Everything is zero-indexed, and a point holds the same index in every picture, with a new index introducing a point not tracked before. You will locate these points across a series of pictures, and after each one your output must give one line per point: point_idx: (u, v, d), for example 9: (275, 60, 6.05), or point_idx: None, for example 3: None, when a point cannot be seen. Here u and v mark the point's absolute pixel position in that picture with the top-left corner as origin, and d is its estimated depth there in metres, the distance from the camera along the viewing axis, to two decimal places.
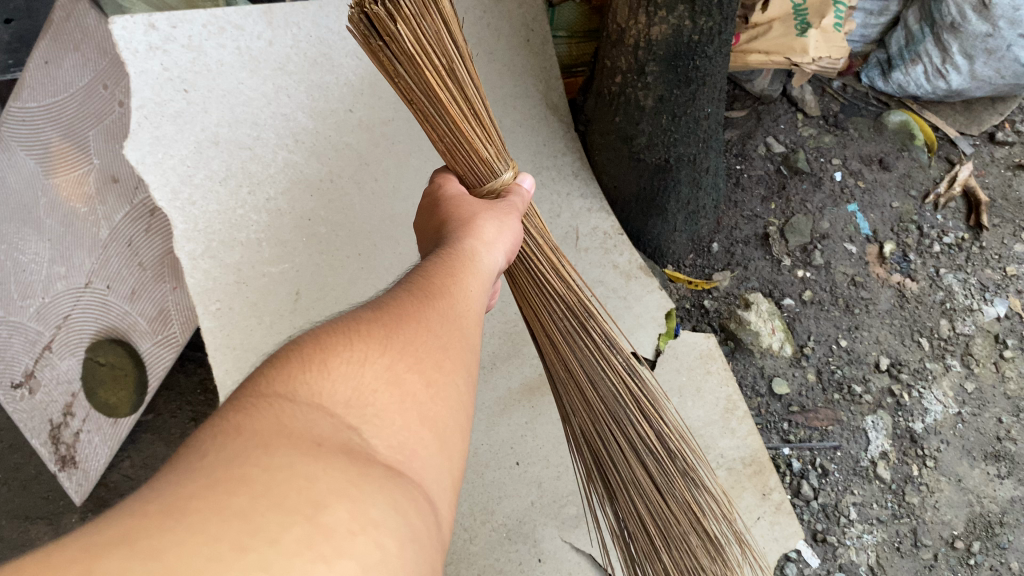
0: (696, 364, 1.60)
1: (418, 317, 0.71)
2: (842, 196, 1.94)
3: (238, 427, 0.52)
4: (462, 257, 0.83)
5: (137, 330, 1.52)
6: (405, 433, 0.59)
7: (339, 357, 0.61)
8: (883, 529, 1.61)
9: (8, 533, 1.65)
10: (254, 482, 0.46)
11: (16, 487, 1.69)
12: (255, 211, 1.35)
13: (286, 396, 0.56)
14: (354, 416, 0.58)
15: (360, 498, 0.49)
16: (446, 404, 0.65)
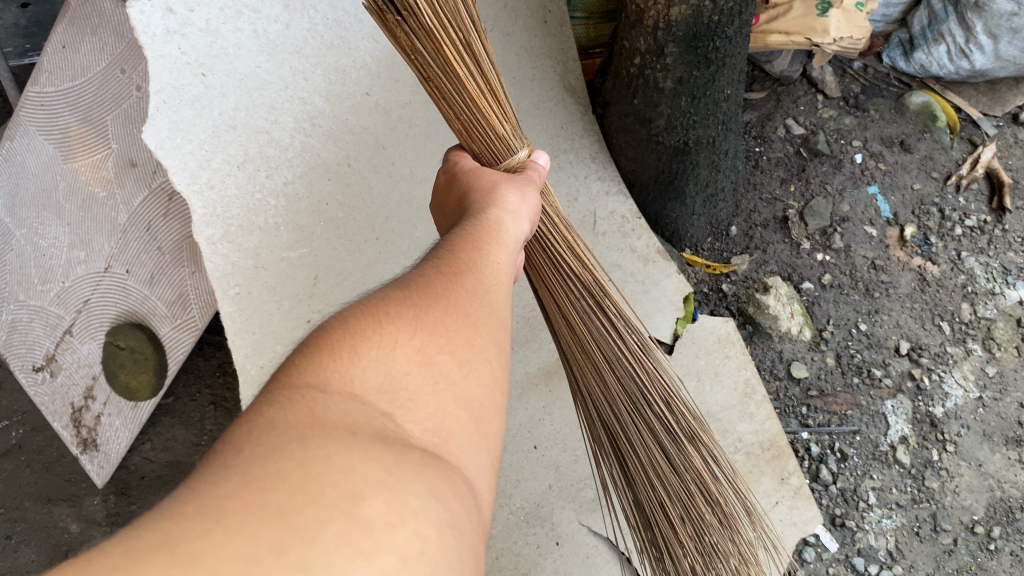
0: (714, 348, 1.59)
1: (447, 295, 0.70)
2: (863, 177, 1.92)
3: (271, 420, 0.52)
4: (485, 228, 0.82)
5: (156, 314, 1.51)
6: (440, 414, 0.59)
7: (368, 341, 0.61)
8: (903, 514, 1.61)
9: (31, 515, 1.66)
10: (292, 477, 0.46)
11: (39, 469, 1.70)
12: (272, 195, 1.34)
13: (317, 386, 0.56)
14: (388, 401, 0.57)
15: (399, 487, 0.49)
16: (480, 385, 0.64)
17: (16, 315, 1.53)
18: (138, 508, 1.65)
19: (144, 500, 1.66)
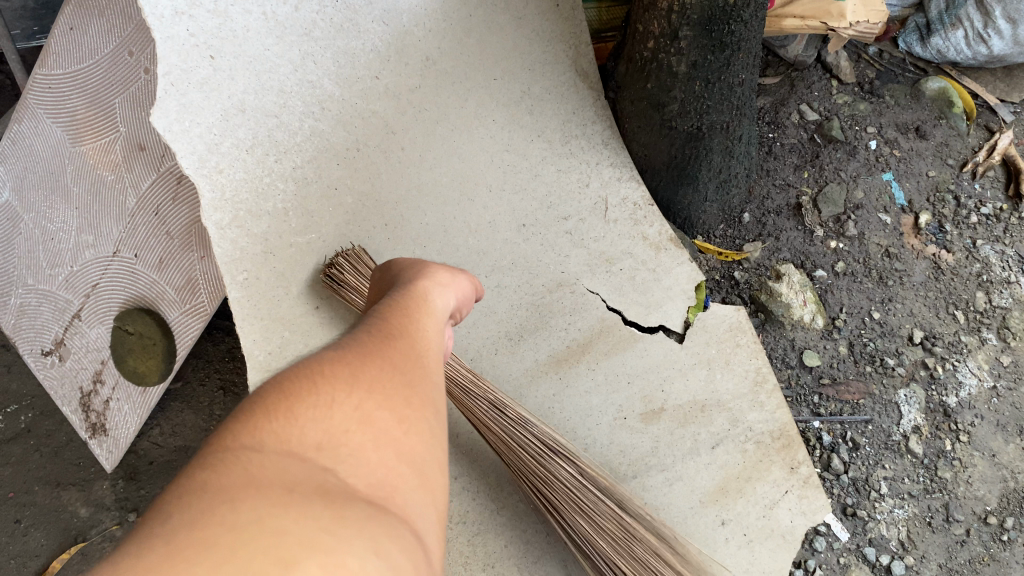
0: (726, 337, 1.57)
1: (387, 346, 0.71)
2: (877, 164, 1.89)
3: (195, 490, 0.50)
4: (418, 296, 0.84)
5: (164, 300, 1.47)
6: (380, 470, 0.59)
7: (306, 399, 0.60)
8: (915, 504, 1.62)
9: (41, 499, 1.66)
10: (217, 546, 0.45)
11: (48, 454, 1.70)
12: (281, 179, 1.33)
13: (252, 447, 0.54)
14: (327, 460, 0.57)
15: (337, 557, 0.47)
16: (423, 441, 0.64)
17: (24, 300, 1.54)
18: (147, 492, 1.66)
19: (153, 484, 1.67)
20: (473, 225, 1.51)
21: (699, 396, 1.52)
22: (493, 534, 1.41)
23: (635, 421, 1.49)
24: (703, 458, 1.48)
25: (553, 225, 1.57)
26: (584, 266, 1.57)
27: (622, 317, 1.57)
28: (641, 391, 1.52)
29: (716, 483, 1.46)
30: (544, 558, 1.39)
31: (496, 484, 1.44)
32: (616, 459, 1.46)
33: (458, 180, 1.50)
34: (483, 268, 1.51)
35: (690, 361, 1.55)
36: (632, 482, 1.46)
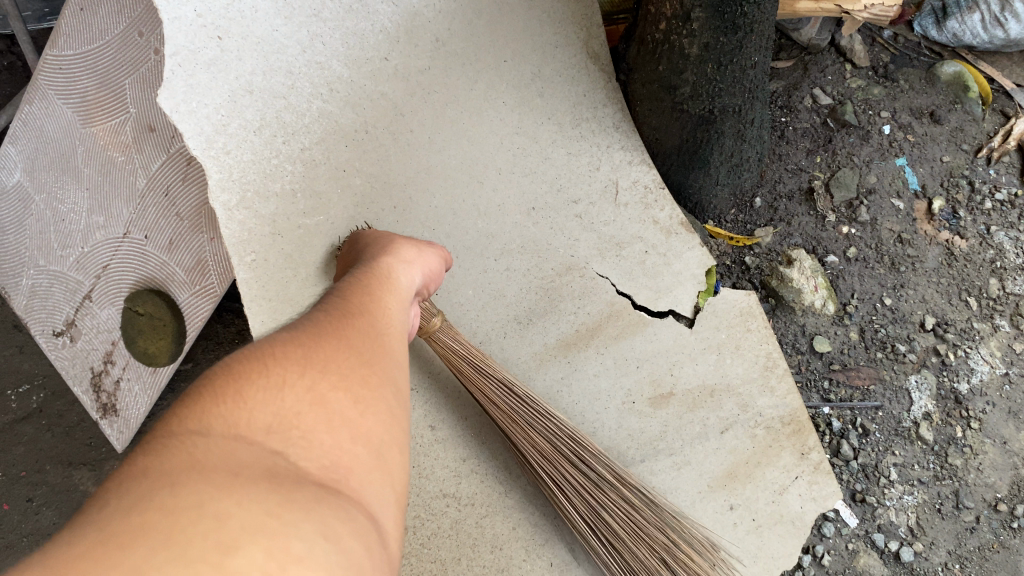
0: (736, 321, 1.56)
1: (341, 334, 0.77)
2: (891, 149, 1.87)
3: (148, 469, 0.55)
4: (378, 285, 0.92)
5: (174, 281, 1.46)
6: (333, 452, 0.64)
7: (256, 384, 0.65)
8: (924, 490, 1.62)
9: (53, 478, 1.69)
10: (156, 530, 0.49)
11: (59, 434, 1.72)
12: (289, 161, 1.33)
13: (199, 431, 0.59)
14: (277, 440, 0.62)
15: (281, 531, 0.52)
16: (373, 421, 0.70)
17: (36, 280, 1.57)
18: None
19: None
20: (482, 209, 1.50)
21: (708, 381, 1.53)
22: (501, 516, 1.41)
23: (644, 406, 1.51)
24: (711, 443, 1.50)
25: (563, 208, 1.56)
26: (594, 250, 1.56)
27: (632, 301, 1.56)
28: (650, 375, 1.52)
29: (725, 468, 1.49)
30: (551, 539, 1.40)
31: (504, 467, 1.43)
32: (624, 444, 1.49)
33: (467, 163, 1.50)
34: (491, 251, 1.51)
35: (699, 346, 1.55)
36: (640, 466, 1.48)
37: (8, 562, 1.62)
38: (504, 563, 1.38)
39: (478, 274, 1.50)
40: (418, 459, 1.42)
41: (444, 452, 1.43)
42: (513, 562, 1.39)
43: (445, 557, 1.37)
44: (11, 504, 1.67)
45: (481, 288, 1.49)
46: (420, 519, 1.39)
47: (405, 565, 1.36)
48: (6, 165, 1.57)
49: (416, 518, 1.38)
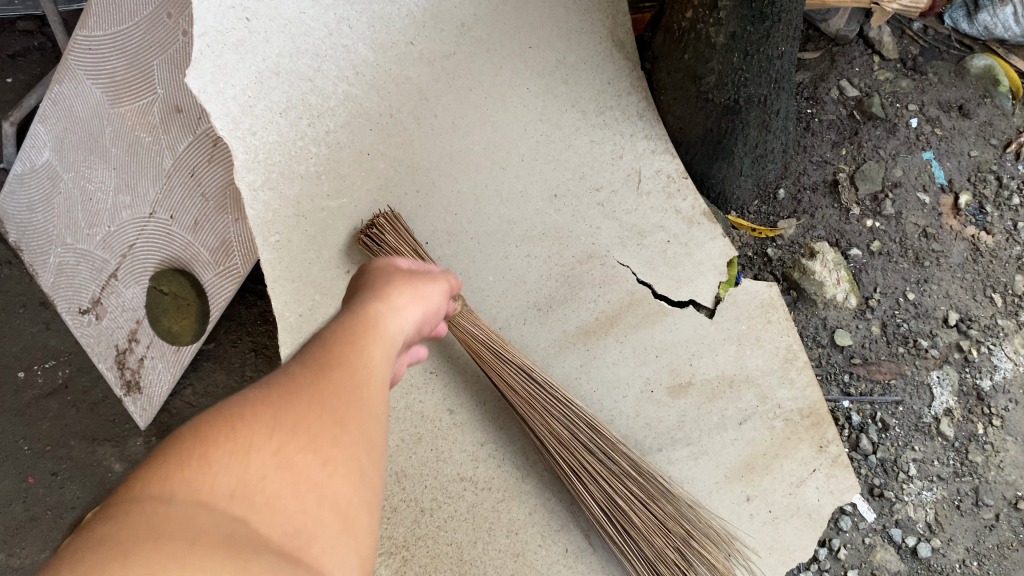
0: (756, 313, 1.55)
1: (325, 372, 0.67)
2: (918, 143, 1.85)
3: (86, 549, 0.49)
4: (366, 324, 0.76)
5: (199, 261, 1.48)
6: (293, 531, 0.56)
7: (221, 443, 0.58)
8: (944, 487, 1.61)
9: (77, 453, 1.74)
10: None
11: (84, 409, 1.76)
12: (313, 143, 1.35)
13: (158, 498, 0.53)
14: (238, 513, 0.54)
15: None
16: (349, 485, 0.61)
17: (63, 258, 1.59)
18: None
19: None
20: (504, 195, 1.50)
21: (727, 371, 1.52)
22: (518, 500, 1.41)
23: (662, 395, 1.51)
24: (730, 434, 1.51)
25: (584, 196, 1.55)
26: (615, 239, 1.56)
27: (652, 290, 1.56)
28: (669, 364, 1.52)
29: (743, 459, 1.50)
30: (568, 525, 1.41)
31: (520, 453, 1.43)
32: (642, 433, 1.50)
33: (489, 149, 1.49)
34: (513, 237, 1.50)
35: (719, 337, 1.54)
36: (658, 455, 1.49)
37: (36, 533, 1.69)
38: (519, 547, 1.40)
39: (498, 260, 1.49)
40: (437, 442, 1.40)
41: (461, 435, 1.42)
42: (529, 546, 1.40)
43: (461, 539, 1.38)
44: (36, 477, 1.73)
45: (501, 274, 1.49)
46: (437, 501, 1.39)
47: (421, 547, 1.37)
48: (36, 144, 1.60)
49: (433, 501, 1.39)
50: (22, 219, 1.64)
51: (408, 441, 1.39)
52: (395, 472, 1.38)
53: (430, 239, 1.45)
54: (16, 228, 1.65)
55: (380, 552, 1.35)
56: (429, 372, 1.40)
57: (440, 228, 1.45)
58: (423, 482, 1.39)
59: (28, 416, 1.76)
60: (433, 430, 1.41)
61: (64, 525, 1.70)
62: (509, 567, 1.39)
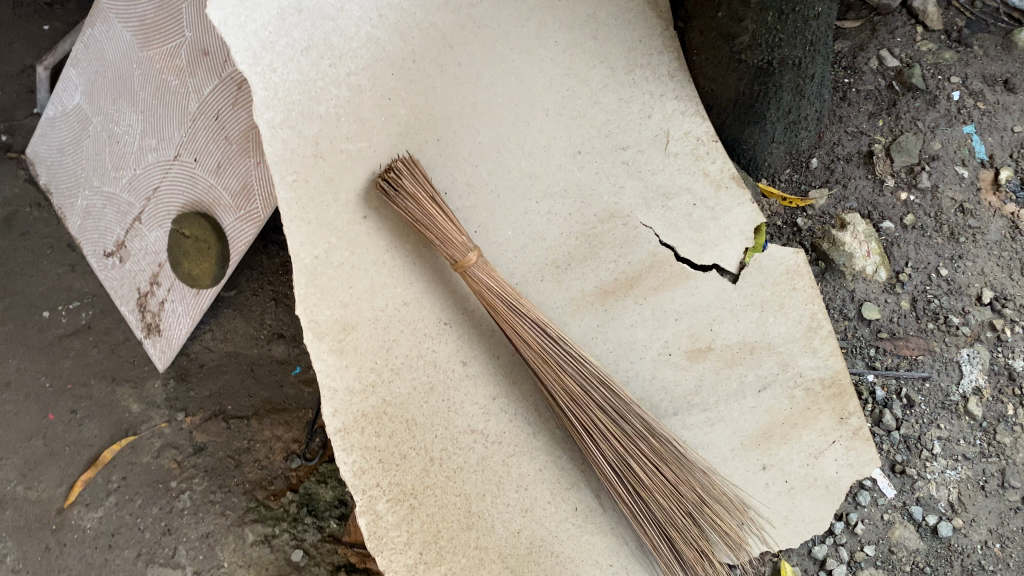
0: (782, 280, 1.50)
1: None
2: (958, 116, 1.78)
3: None
4: None
5: (220, 205, 1.46)
6: None
7: None
8: (969, 467, 1.56)
9: (98, 392, 1.77)
10: None
11: (105, 350, 1.80)
12: (334, 84, 1.34)
13: None
14: None
15: None
16: None
17: (91, 201, 1.63)
18: (197, 393, 1.73)
19: (202, 385, 1.73)
20: (528, 148, 1.48)
21: (748, 338, 1.49)
22: (528, 457, 1.41)
23: (681, 359, 1.49)
24: (748, 401, 1.48)
25: (610, 153, 1.52)
26: (639, 199, 1.53)
27: (674, 253, 1.53)
28: (689, 329, 1.50)
29: (761, 427, 1.48)
30: (578, 484, 1.41)
31: (533, 409, 1.42)
32: (657, 396, 1.48)
33: (513, 102, 1.47)
34: (534, 193, 1.48)
35: (742, 303, 1.50)
36: (673, 419, 1.47)
37: (54, 469, 1.71)
38: (528, 503, 1.40)
39: (518, 214, 1.47)
40: (449, 393, 1.38)
41: (474, 388, 1.40)
42: (538, 502, 1.40)
43: (469, 491, 1.38)
44: (57, 414, 1.76)
45: (520, 230, 1.47)
46: (447, 452, 1.37)
47: (429, 497, 1.36)
48: (68, 88, 1.64)
49: (443, 451, 1.37)
50: (52, 161, 1.68)
51: (420, 390, 1.37)
52: (404, 419, 1.35)
53: (449, 188, 1.44)
54: (47, 170, 1.69)
55: (388, 499, 1.34)
56: (443, 324, 1.38)
57: (460, 179, 1.44)
58: (434, 432, 1.37)
59: (51, 353, 1.81)
60: (446, 381, 1.38)
61: (81, 462, 1.71)
62: (517, 522, 1.39)
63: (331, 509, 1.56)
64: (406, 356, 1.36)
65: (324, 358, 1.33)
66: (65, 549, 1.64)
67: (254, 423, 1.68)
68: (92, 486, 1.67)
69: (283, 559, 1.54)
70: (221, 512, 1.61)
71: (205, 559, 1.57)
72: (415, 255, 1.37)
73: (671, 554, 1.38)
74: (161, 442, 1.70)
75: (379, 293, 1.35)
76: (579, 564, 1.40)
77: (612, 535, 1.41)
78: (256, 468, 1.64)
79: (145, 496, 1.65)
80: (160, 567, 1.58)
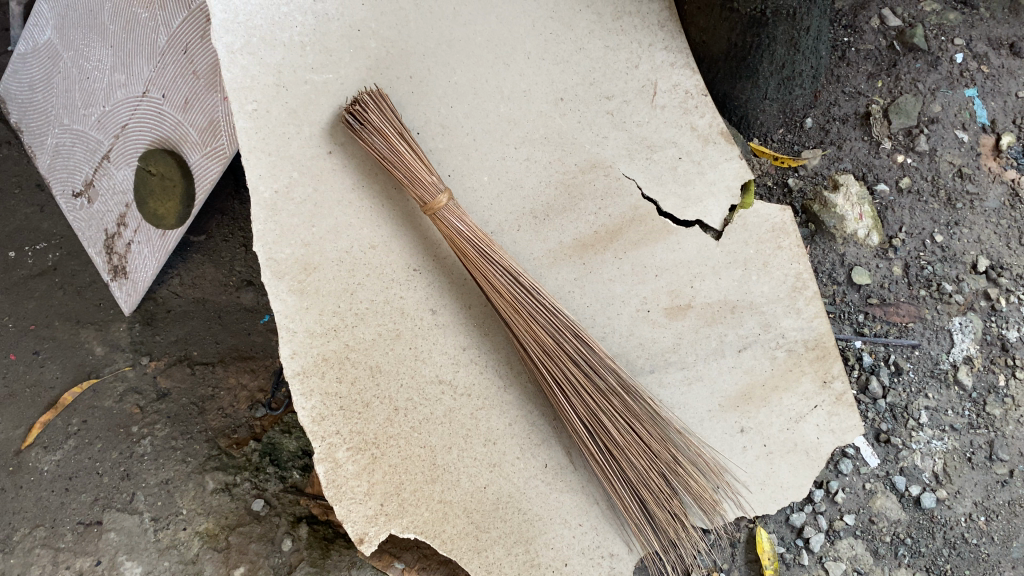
0: (767, 237, 1.45)
1: None
2: (961, 79, 1.69)
3: None
4: None
5: (187, 142, 1.51)
6: None
7: None
8: (956, 438, 1.51)
9: (62, 334, 1.80)
10: None
11: (71, 292, 1.83)
12: (300, 11, 1.30)
13: None
14: None
15: None
16: None
17: (60, 139, 1.63)
18: (163, 337, 1.77)
19: (168, 330, 1.77)
20: (507, 92, 1.43)
21: (730, 296, 1.44)
22: (498, 410, 1.36)
23: (659, 316, 1.43)
24: (727, 362, 1.43)
25: (593, 103, 1.46)
26: (623, 150, 1.47)
27: (657, 207, 1.46)
28: (669, 285, 1.44)
29: (740, 389, 1.43)
30: (549, 441, 1.37)
31: (504, 362, 1.37)
32: (634, 352, 1.43)
33: (494, 42, 1.43)
34: (513, 138, 1.43)
35: (725, 260, 1.45)
36: (649, 377, 1.42)
37: (13, 411, 1.72)
38: (495, 457, 1.35)
39: (495, 160, 1.42)
40: (416, 341, 1.34)
41: (443, 337, 1.35)
42: (506, 457, 1.35)
43: (435, 443, 1.33)
44: (19, 355, 1.78)
45: (497, 176, 1.43)
46: (413, 402, 1.33)
47: (392, 447, 1.31)
48: (40, 23, 1.64)
49: (408, 401, 1.33)
50: (23, 98, 1.68)
51: (386, 336, 1.33)
52: (368, 365, 1.31)
53: (422, 128, 1.39)
54: (18, 108, 1.69)
55: (348, 447, 1.29)
56: (412, 270, 1.35)
57: (433, 119, 1.39)
58: (398, 381, 1.33)
59: (16, 293, 1.84)
60: (413, 329, 1.34)
61: (42, 404, 1.72)
62: (484, 476, 1.34)
63: (294, 460, 1.55)
64: (372, 301, 1.32)
65: (283, 298, 1.28)
66: (21, 490, 1.63)
67: (220, 369, 1.72)
68: (51, 428, 1.68)
69: (242, 508, 1.50)
70: (182, 458, 1.60)
71: (162, 506, 1.54)
72: (384, 196, 1.34)
73: (641, 516, 1.33)
74: (124, 385, 1.71)
75: (345, 233, 1.32)
76: (547, 522, 1.35)
77: (582, 494, 1.36)
78: (220, 417, 1.65)
79: (105, 441, 1.65)
80: (115, 512, 1.56)
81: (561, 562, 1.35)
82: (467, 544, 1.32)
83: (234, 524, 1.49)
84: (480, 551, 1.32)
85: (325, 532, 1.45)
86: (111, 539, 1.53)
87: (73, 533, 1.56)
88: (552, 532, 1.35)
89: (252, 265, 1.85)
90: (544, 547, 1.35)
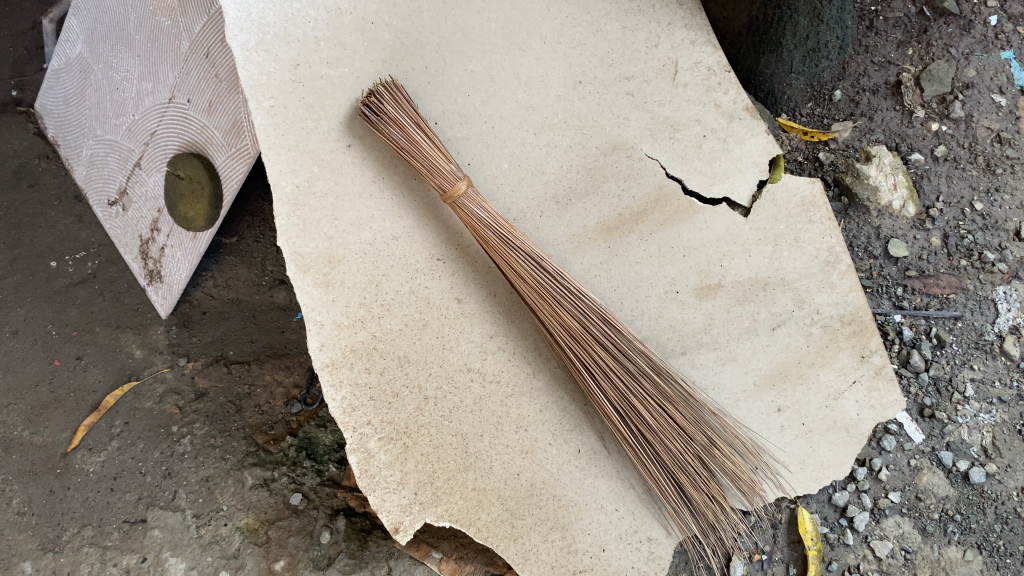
0: (796, 212, 1.42)
1: None
2: (996, 41, 1.62)
3: None
4: None
5: (213, 144, 1.56)
6: None
7: None
8: (1005, 410, 1.47)
9: (102, 338, 1.87)
10: None
11: (109, 297, 1.91)
12: (312, 7, 1.32)
13: None
14: None
15: None
16: None
17: (94, 150, 1.70)
18: (199, 339, 1.84)
19: (204, 332, 1.84)
20: (524, 78, 1.43)
21: (761, 274, 1.41)
22: (527, 397, 1.36)
23: (688, 297, 1.42)
24: (760, 340, 1.40)
25: (612, 84, 1.45)
26: (644, 131, 1.45)
27: (682, 186, 1.44)
28: (697, 265, 1.42)
29: (775, 367, 1.40)
30: (581, 426, 1.36)
31: (533, 348, 1.37)
32: (664, 335, 1.41)
33: (508, 29, 1.42)
34: (531, 124, 1.43)
35: (754, 237, 1.42)
36: (681, 359, 1.41)
37: (59, 415, 1.78)
38: (528, 444, 1.35)
39: (514, 146, 1.42)
40: (444, 330, 1.35)
41: (470, 326, 1.36)
42: (539, 444, 1.35)
43: (466, 431, 1.33)
44: (63, 361, 1.85)
45: (517, 162, 1.42)
46: (442, 390, 1.33)
47: (424, 436, 1.32)
48: (70, 37, 1.71)
49: (438, 389, 1.33)
50: (59, 113, 1.75)
51: (413, 326, 1.34)
52: (396, 355, 1.32)
53: (440, 118, 1.40)
54: (54, 122, 1.76)
55: (380, 437, 1.30)
56: (435, 260, 1.35)
57: (450, 109, 1.40)
58: (428, 370, 1.33)
59: (57, 302, 1.91)
60: (439, 318, 1.35)
61: (86, 407, 1.78)
62: (517, 463, 1.34)
63: (330, 454, 1.59)
64: (396, 292, 1.33)
65: (308, 292, 1.30)
66: (69, 492, 1.69)
67: (254, 367, 1.77)
68: (95, 431, 1.74)
69: (281, 502, 1.53)
70: (221, 456, 1.64)
71: (204, 503, 1.58)
72: (405, 188, 1.35)
73: (678, 499, 1.31)
74: (163, 387, 1.77)
75: (367, 225, 1.33)
76: (583, 508, 1.34)
77: (617, 479, 1.35)
78: (257, 414, 1.70)
79: (147, 441, 1.70)
80: (159, 510, 1.60)
81: (599, 547, 1.34)
82: (503, 531, 1.32)
83: (273, 518, 1.52)
84: (516, 538, 1.32)
85: (363, 524, 1.48)
86: (155, 536, 1.57)
87: (119, 531, 1.61)
88: (589, 518, 1.34)
89: (282, 264, 1.91)
90: (581, 533, 1.33)
